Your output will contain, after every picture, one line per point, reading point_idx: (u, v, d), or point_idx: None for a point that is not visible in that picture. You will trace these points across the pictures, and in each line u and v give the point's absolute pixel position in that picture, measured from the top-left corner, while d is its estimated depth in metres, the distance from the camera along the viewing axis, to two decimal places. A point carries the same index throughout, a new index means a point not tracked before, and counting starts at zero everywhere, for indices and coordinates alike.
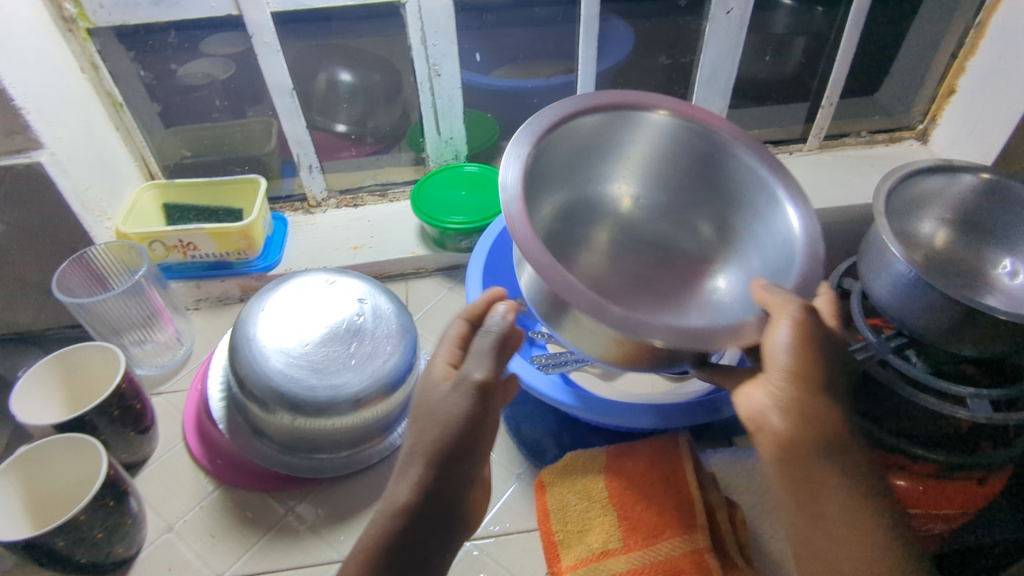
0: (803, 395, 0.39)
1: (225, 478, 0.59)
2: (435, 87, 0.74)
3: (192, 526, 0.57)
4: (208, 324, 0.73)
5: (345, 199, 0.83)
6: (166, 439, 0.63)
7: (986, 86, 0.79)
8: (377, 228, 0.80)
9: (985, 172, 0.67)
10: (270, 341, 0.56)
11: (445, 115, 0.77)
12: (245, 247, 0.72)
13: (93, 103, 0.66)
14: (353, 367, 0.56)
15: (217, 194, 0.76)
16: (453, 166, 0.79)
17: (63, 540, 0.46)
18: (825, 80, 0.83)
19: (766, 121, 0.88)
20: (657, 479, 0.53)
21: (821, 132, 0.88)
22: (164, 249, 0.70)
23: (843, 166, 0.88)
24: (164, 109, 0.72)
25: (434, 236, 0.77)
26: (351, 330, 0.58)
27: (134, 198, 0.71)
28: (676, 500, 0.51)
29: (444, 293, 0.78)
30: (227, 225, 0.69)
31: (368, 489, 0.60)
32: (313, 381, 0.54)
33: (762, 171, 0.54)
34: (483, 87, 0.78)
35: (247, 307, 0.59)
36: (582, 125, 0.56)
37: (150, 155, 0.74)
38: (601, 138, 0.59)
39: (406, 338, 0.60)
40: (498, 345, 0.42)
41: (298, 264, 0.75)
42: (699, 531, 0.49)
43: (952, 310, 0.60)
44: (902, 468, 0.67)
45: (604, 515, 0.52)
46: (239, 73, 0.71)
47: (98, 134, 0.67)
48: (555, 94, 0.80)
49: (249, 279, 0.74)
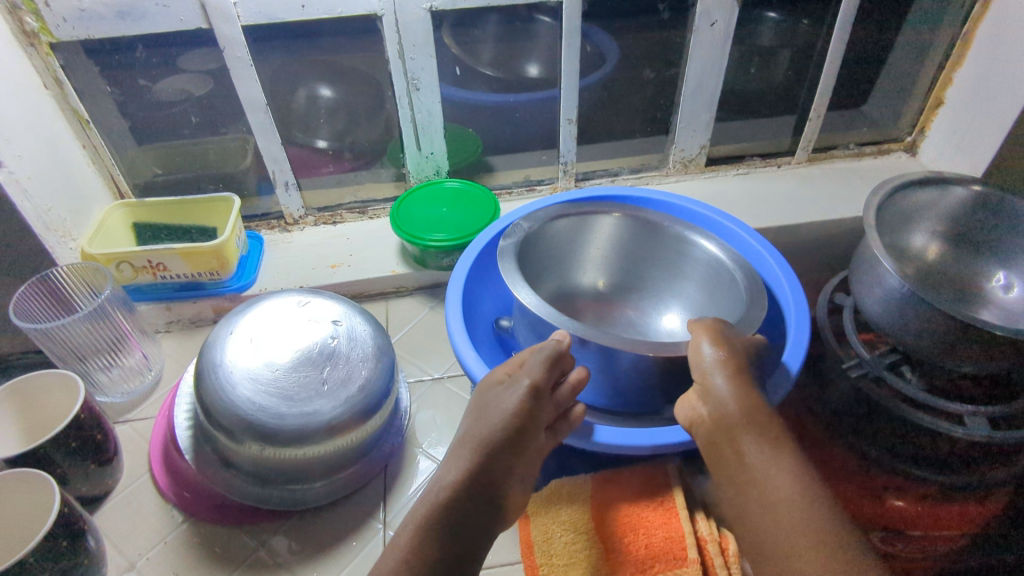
0: (731, 384, 0.47)
1: (191, 510, 0.56)
2: (414, 102, 0.72)
3: (157, 563, 0.54)
4: (180, 347, 0.71)
5: (323, 216, 0.80)
6: (131, 470, 0.60)
7: (974, 97, 0.78)
8: (356, 246, 0.78)
9: (977, 184, 0.66)
10: (239, 367, 0.53)
11: (425, 130, 0.75)
12: (218, 267, 0.69)
13: (57, 120, 0.63)
14: (326, 392, 0.53)
15: (190, 212, 0.73)
16: (434, 182, 0.77)
17: None
18: (811, 92, 0.81)
19: (753, 134, 0.87)
20: (642, 514, 0.50)
21: (809, 145, 0.87)
22: (133, 270, 0.67)
23: (832, 179, 0.87)
24: (134, 125, 0.70)
25: (416, 254, 0.74)
26: (324, 354, 0.55)
27: (101, 218, 0.69)
28: (664, 536, 0.48)
29: (425, 312, 0.75)
30: (199, 244, 0.67)
31: (344, 520, 0.57)
32: (283, 409, 0.52)
33: (706, 249, 0.59)
34: (464, 102, 0.76)
35: (216, 330, 0.56)
36: (545, 234, 0.61)
37: (119, 174, 0.72)
38: (567, 241, 0.63)
39: (383, 359, 0.57)
40: (548, 360, 0.50)
41: (273, 284, 0.73)
42: (689, 565, 0.46)
43: (947, 327, 0.58)
44: (899, 489, 0.65)
45: (589, 548, 0.49)
46: (211, 89, 0.68)
47: (63, 151, 0.64)
48: (538, 108, 0.79)
49: (222, 300, 0.72)
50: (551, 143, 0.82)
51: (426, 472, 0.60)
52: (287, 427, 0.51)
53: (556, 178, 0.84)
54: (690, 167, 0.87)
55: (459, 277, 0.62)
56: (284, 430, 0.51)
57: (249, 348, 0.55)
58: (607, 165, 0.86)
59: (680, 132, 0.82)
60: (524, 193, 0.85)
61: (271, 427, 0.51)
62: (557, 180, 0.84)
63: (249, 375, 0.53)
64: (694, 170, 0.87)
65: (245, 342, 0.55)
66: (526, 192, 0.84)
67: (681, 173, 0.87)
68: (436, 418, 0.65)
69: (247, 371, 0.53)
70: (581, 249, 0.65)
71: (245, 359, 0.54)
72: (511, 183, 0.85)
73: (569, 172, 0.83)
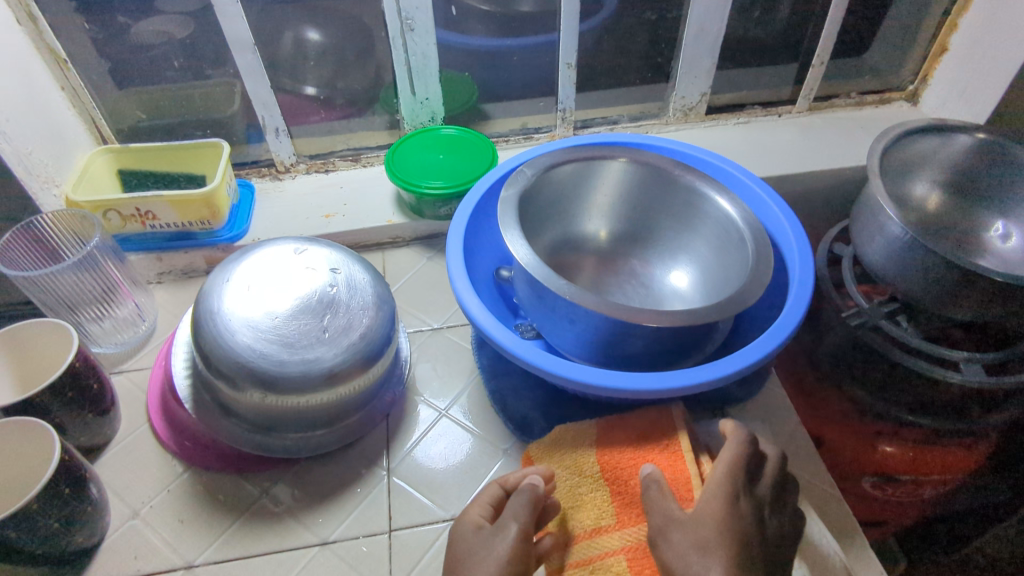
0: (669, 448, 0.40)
1: (193, 460, 0.56)
2: (408, 43, 0.69)
3: (160, 511, 0.53)
4: (173, 298, 0.69)
5: (315, 164, 0.78)
6: (129, 420, 0.59)
7: (980, 43, 0.76)
8: (350, 195, 0.76)
9: (980, 132, 0.65)
10: (238, 315, 0.52)
11: (420, 74, 0.72)
12: (209, 216, 0.67)
13: (33, 59, 0.60)
14: (327, 340, 0.52)
15: (176, 159, 0.71)
16: (430, 128, 0.75)
17: (15, 532, 0.43)
18: (816, 38, 0.79)
19: (755, 82, 0.85)
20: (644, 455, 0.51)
21: (810, 93, 0.86)
22: (120, 218, 0.65)
23: (833, 129, 0.86)
24: (114, 67, 0.66)
25: (411, 202, 0.73)
26: (323, 302, 0.54)
27: (84, 164, 0.66)
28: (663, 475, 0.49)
29: (422, 263, 0.74)
30: (188, 192, 0.65)
31: (347, 468, 0.57)
32: (284, 356, 0.51)
33: (715, 199, 0.58)
34: (460, 45, 0.73)
35: (212, 279, 0.55)
36: (550, 181, 0.60)
37: (101, 118, 0.69)
38: (573, 189, 0.63)
39: (383, 308, 0.56)
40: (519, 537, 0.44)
41: (266, 234, 0.71)
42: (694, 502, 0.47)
43: (947, 274, 0.58)
44: (892, 434, 0.68)
45: (595, 490, 0.50)
46: (194, 28, 0.65)
47: (40, 93, 0.61)
48: (536, 53, 0.76)
49: (214, 251, 0.70)
50: (549, 90, 0.80)
51: (428, 421, 0.60)
52: (290, 373, 0.51)
53: (554, 126, 0.82)
54: (691, 115, 0.85)
55: (458, 226, 0.60)
56: (287, 376, 0.51)
57: (248, 295, 0.54)
58: (606, 113, 0.84)
59: (681, 79, 0.80)
60: (521, 142, 0.83)
61: (274, 373, 0.51)
62: (555, 128, 0.82)
63: (249, 321, 0.52)
64: (694, 119, 0.86)
65: (243, 289, 0.54)
66: (524, 140, 0.82)
67: (681, 121, 0.86)
68: (436, 368, 0.65)
69: (247, 318, 0.52)
70: (585, 197, 0.64)
71: (243, 307, 0.53)
72: (508, 131, 0.83)
73: (568, 119, 0.81)
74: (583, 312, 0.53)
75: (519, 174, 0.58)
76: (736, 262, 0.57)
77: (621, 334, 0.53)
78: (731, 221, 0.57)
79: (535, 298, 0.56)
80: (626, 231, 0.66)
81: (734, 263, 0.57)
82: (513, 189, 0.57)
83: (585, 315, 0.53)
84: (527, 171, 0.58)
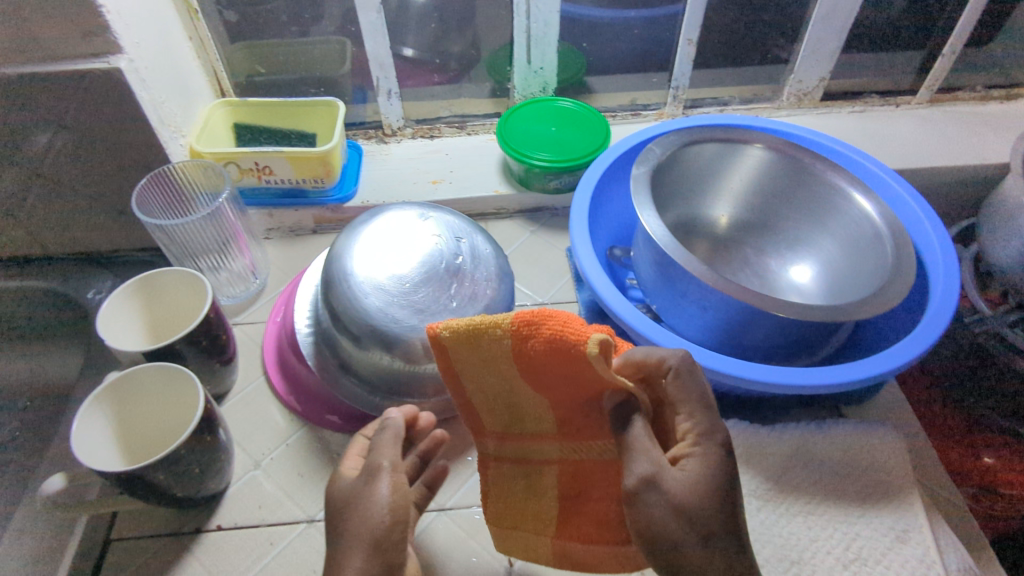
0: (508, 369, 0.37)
1: (310, 416, 0.57)
2: (532, 10, 0.67)
3: (280, 464, 0.55)
4: (282, 255, 0.70)
5: (421, 129, 0.78)
6: (247, 372, 0.60)
7: None
8: (455, 163, 0.75)
9: None
10: (368, 278, 0.52)
11: (539, 42, 0.71)
12: (323, 175, 0.67)
13: (169, 8, 0.60)
14: (455, 310, 0.52)
15: (291, 116, 0.71)
16: (546, 98, 0.74)
17: (163, 474, 0.44)
18: (952, 27, 0.75)
19: (876, 70, 0.81)
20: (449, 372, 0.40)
21: (936, 84, 0.81)
22: (238, 172, 0.65)
23: (957, 124, 0.81)
24: (239, 20, 0.66)
25: (519, 173, 0.72)
26: (450, 270, 0.53)
27: (205, 115, 0.67)
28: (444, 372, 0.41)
29: (526, 237, 0.73)
30: (307, 149, 0.64)
31: (459, 437, 0.57)
32: (415, 323, 0.51)
33: (853, 191, 0.55)
34: (581, 15, 0.71)
35: (340, 241, 0.55)
36: (677, 162, 0.58)
37: (222, 70, 0.70)
38: (697, 170, 0.60)
39: (506, 281, 0.56)
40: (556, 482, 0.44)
41: (374, 197, 0.71)
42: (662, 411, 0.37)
43: None
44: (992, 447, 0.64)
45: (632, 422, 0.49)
46: None
47: (174, 41, 0.61)
48: (656, 27, 0.74)
49: (323, 210, 0.70)
50: (663, 65, 0.77)
51: None
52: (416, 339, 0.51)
53: (664, 104, 0.80)
54: (805, 100, 0.82)
55: (581, 203, 0.60)
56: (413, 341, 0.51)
57: (376, 259, 0.53)
58: (718, 94, 0.81)
59: (802, 62, 0.77)
60: (629, 118, 0.81)
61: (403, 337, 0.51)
62: (665, 106, 0.80)
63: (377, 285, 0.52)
64: (807, 105, 0.83)
65: (371, 251, 0.54)
66: (632, 117, 0.80)
67: (793, 107, 0.83)
68: None
69: (374, 281, 0.52)
70: (708, 178, 0.62)
71: (371, 271, 0.53)
72: (615, 106, 0.81)
73: (679, 98, 0.79)
74: (717, 299, 0.51)
75: (648, 152, 0.57)
76: (868, 259, 0.54)
77: (752, 323, 0.52)
78: (869, 216, 0.54)
79: (663, 280, 0.55)
80: (746, 217, 0.64)
81: (867, 259, 0.54)
82: (643, 167, 0.55)
83: (718, 302, 0.52)
84: (657, 149, 0.57)
